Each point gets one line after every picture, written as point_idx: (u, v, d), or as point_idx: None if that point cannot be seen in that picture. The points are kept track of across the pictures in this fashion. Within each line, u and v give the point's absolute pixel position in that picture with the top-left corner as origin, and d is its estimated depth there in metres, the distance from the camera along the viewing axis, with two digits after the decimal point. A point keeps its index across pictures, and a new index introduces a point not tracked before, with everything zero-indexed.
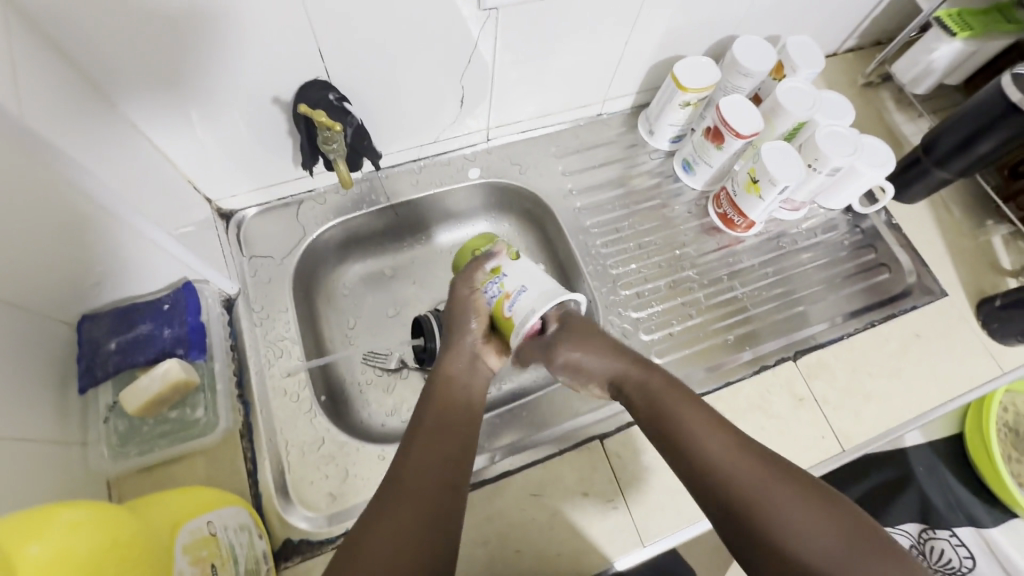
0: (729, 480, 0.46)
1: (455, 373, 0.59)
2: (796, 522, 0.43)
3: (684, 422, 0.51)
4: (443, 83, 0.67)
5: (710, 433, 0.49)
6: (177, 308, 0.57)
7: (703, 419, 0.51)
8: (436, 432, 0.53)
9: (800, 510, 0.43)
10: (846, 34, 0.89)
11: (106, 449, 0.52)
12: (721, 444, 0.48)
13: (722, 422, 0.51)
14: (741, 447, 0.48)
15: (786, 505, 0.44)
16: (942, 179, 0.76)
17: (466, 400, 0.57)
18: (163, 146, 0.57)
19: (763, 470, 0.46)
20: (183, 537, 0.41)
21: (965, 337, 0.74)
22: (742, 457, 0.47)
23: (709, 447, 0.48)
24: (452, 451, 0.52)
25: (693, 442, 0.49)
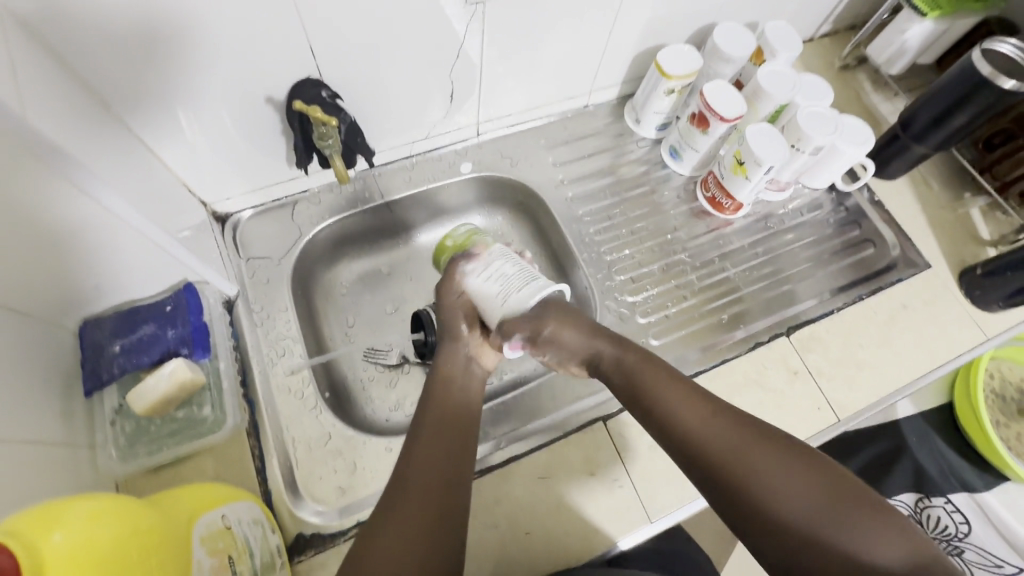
0: (708, 450, 0.48)
1: (452, 374, 0.59)
2: (772, 483, 0.44)
3: (663, 398, 0.52)
4: (433, 79, 0.68)
5: (686, 407, 0.51)
6: (179, 309, 0.57)
7: (683, 394, 0.52)
8: (439, 432, 0.53)
9: (773, 470, 0.45)
10: (821, 19, 0.91)
11: (115, 452, 0.53)
12: (695, 414, 0.50)
13: (696, 390, 0.52)
14: (712, 414, 0.50)
15: (762, 467, 0.45)
16: (920, 154, 0.78)
17: (467, 401, 0.58)
18: (158, 149, 0.57)
19: (741, 437, 0.47)
20: (200, 529, 0.42)
21: (950, 306, 0.76)
22: (723, 425, 0.49)
23: (687, 422, 0.50)
24: (455, 448, 0.53)
25: (671, 413, 0.51)
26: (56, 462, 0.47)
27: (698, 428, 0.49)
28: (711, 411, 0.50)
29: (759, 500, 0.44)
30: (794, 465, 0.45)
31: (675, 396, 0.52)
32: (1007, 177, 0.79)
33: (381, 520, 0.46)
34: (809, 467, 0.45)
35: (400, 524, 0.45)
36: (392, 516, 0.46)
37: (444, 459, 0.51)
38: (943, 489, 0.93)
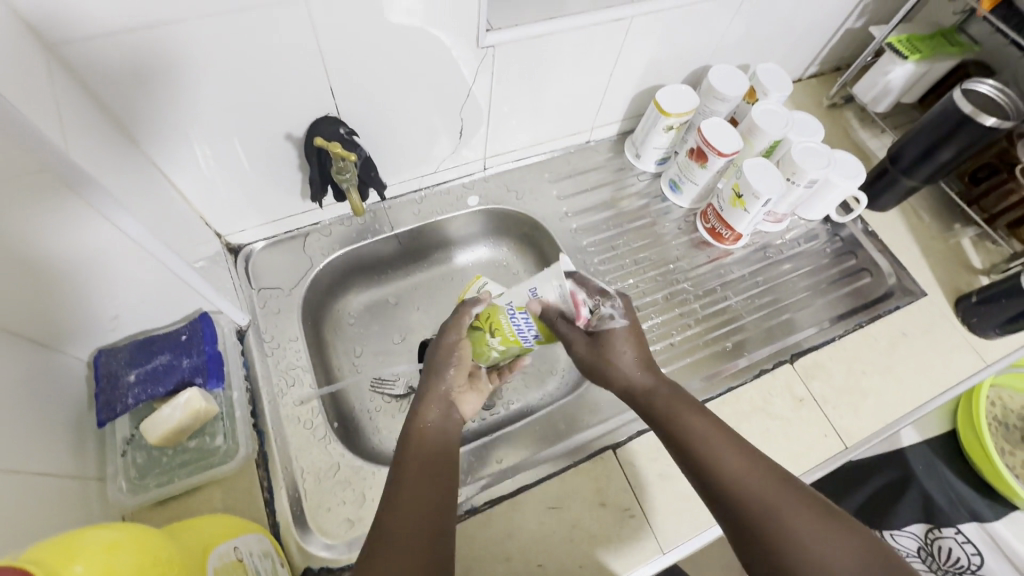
0: (755, 502, 0.46)
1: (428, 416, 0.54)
2: (815, 551, 0.43)
3: (712, 445, 0.50)
4: (443, 117, 0.70)
5: (728, 456, 0.49)
6: (194, 339, 0.58)
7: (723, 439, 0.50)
8: (420, 466, 0.49)
9: (819, 534, 0.44)
10: (809, 61, 0.96)
11: (124, 483, 0.52)
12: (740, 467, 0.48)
13: (735, 440, 0.51)
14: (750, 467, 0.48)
15: (799, 521, 0.44)
16: (910, 187, 0.81)
17: (440, 440, 0.52)
18: (176, 181, 0.59)
19: (789, 496, 0.46)
20: (214, 561, 0.41)
21: (948, 333, 0.78)
22: (762, 478, 0.47)
23: (736, 474, 0.48)
24: (435, 483, 0.48)
25: (717, 463, 0.49)
26: (66, 492, 0.46)
27: (748, 482, 0.47)
28: (760, 468, 0.48)
29: (799, 555, 0.43)
30: (841, 536, 0.44)
31: (724, 446, 0.50)
32: (994, 210, 0.81)
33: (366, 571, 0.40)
34: (849, 535, 0.44)
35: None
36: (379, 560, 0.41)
37: (423, 495, 0.46)
38: (953, 520, 0.92)
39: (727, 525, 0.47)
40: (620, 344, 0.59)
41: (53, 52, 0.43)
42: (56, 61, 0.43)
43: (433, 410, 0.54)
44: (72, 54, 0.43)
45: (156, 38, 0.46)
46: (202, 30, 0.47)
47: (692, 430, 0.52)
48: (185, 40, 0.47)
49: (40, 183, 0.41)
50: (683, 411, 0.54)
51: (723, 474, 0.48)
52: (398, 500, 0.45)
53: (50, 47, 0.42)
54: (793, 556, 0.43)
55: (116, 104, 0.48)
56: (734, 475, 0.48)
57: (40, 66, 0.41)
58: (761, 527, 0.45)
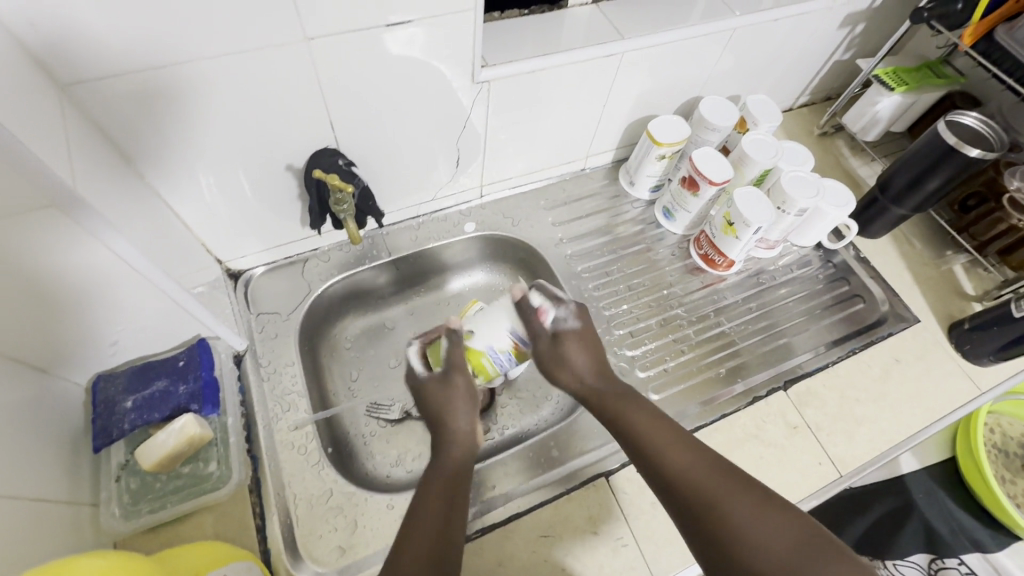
0: (688, 485, 0.47)
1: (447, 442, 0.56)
2: (748, 524, 0.43)
3: (651, 433, 0.52)
4: (440, 148, 0.72)
5: (672, 449, 0.50)
6: (191, 364, 0.59)
7: (671, 436, 0.52)
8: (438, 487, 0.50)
9: (754, 515, 0.44)
10: (799, 92, 0.99)
11: (118, 509, 0.52)
12: (683, 456, 0.49)
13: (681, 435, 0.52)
14: (694, 456, 0.49)
15: (734, 503, 0.45)
16: (899, 215, 0.83)
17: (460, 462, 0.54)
18: (179, 210, 0.61)
19: (721, 477, 0.47)
20: None
21: (942, 359, 0.78)
22: (702, 466, 0.48)
23: (674, 462, 0.49)
24: (453, 505, 0.49)
25: (655, 456, 0.50)
26: (58, 519, 0.47)
27: (685, 466, 0.48)
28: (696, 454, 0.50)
29: (732, 531, 0.43)
30: (770, 506, 0.44)
31: (661, 439, 0.51)
32: (983, 237, 0.82)
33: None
34: (776, 509, 0.44)
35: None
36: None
37: (437, 518, 0.47)
38: (956, 551, 0.91)
39: (674, 518, 0.47)
40: (575, 350, 0.60)
41: (66, 93, 0.45)
42: (69, 102, 0.45)
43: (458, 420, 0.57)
44: (84, 95, 0.46)
45: (166, 79, 0.48)
46: (208, 71, 0.50)
47: (634, 422, 0.54)
48: (190, 79, 0.50)
49: (48, 219, 0.42)
50: (627, 407, 0.55)
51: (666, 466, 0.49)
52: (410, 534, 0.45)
53: (63, 88, 0.45)
54: (721, 529, 0.44)
55: (126, 139, 0.51)
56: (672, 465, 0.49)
57: (53, 105, 0.43)
58: (700, 511, 0.45)
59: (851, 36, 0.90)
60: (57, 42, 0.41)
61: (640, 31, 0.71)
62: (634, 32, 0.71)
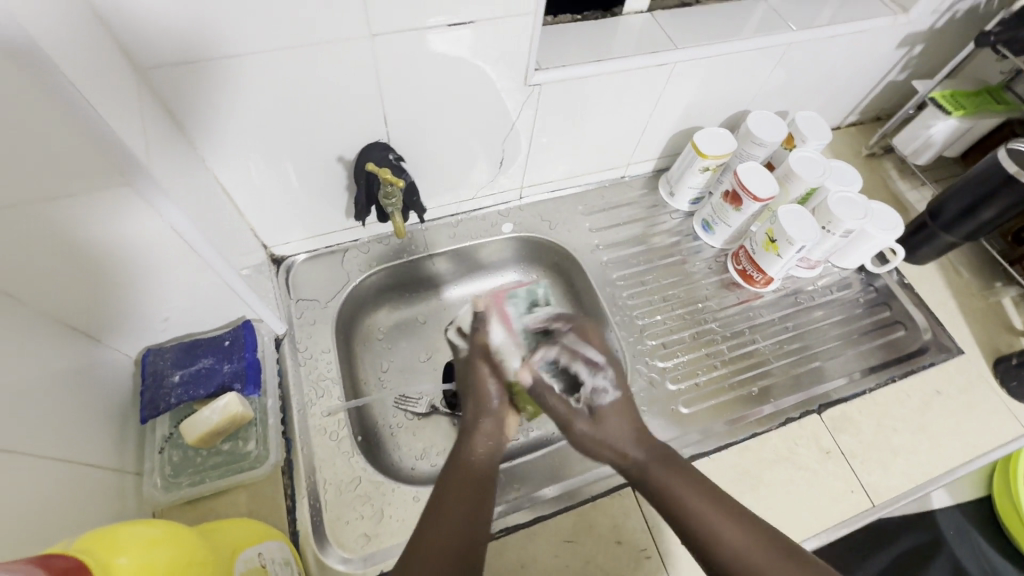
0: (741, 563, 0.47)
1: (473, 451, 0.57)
2: None
3: (690, 505, 0.51)
4: (485, 148, 0.72)
5: (720, 522, 0.50)
6: (236, 344, 0.60)
7: (709, 503, 0.51)
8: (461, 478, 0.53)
9: None
10: (849, 110, 0.97)
11: (160, 480, 0.54)
12: (732, 530, 0.49)
13: (723, 502, 0.51)
14: (740, 525, 0.49)
15: None
16: (949, 243, 0.80)
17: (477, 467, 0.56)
18: (233, 195, 0.63)
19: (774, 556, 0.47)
20: (240, 566, 0.42)
21: (986, 395, 0.75)
22: (753, 541, 0.48)
23: (724, 538, 0.48)
24: (473, 511, 0.50)
25: (705, 526, 0.50)
26: (104, 484, 0.48)
27: (733, 542, 0.48)
28: (740, 525, 0.49)
29: None
30: None
31: (702, 504, 0.51)
32: None
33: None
34: None
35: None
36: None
37: (460, 535, 0.47)
38: None
39: None
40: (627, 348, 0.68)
41: (142, 76, 0.47)
42: (143, 84, 0.47)
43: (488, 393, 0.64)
44: (158, 78, 0.47)
45: (233, 66, 0.50)
46: (273, 60, 0.51)
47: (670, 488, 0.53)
48: (257, 67, 0.51)
49: (117, 195, 0.44)
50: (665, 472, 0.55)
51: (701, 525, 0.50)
52: (428, 534, 0.47)
53: (140, 71, 0.46)
54: None
55: (192, 123, 0.53)
56: (709, 525, 0.50)
57: (130, 87, 0.45)
58: None
59: (907, 57, 0.88)
60: (140, 27, 0.43)
61: (694, 42, 0.71)
62: (686, 42, 0.71)
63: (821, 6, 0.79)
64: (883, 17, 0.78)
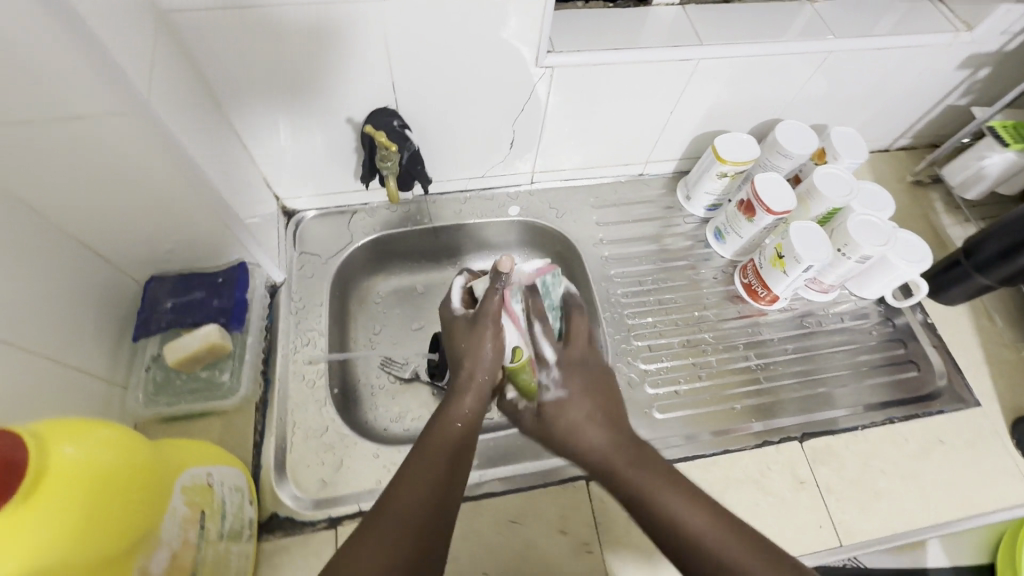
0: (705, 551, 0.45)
1: (457, 414, 0.54)
2: None
3: (651, 487, 0.49)
4: (497, 126, 0.73)
5: (686, 510, 0.47)
6: (228, 282, 0.64)
7: (674, 491, 0.49)
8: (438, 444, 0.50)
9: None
10: (899, 132, 0.90)
11: (142, 396, 0.58)
12: (701, 520, 0.46)
13: (690, 488, 0.49)
14: (710, 516, 0.46)
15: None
16: (982, 285, 0.74)
17: (462, 428, 0.53)
18: (248, 143, 0.66)
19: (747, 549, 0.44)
20: (186, 478, 0.45)
21: (996, 454, 0.70)
22: (722, 531, 0.45)
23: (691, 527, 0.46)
24: (443, 473, 0.48)
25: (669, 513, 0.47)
26: (87, 389, 0.53)
27: (701, 530, 0.46)
28: (709, 512, 0.47)
29: None
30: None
31: (671, 494, 0.48)
32: None
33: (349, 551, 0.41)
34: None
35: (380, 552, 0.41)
36: (372, 539, 0.42)
37: (425, 499, 0.45)
38: None
39: None
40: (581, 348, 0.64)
41: (164, 16, 0.50)
42: (164, 26, 0.50)
43: (482, 362, 0.57)
44: (177, 21, 0.50)
45: (249, 17, 0.52)
46: (287, 16, 0.53)
47: (627, 470, 0.51)
48: (272, 20, 0.53)
49: None
50: (622, 460, 0.53)
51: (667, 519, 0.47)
52: (387, 502, 0.45)
53: (163, 12, 0.50)
54: None
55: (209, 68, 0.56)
56: (675, 513, 0.47)
57: (148, 25, 0.48)
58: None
59: (971, 81, 0.81)
60: None
61: (722, 40, 0.68)
62: (716, 39, 0.68)
63: (875, 15, 0.74)
64: (943, 33, 0.72)
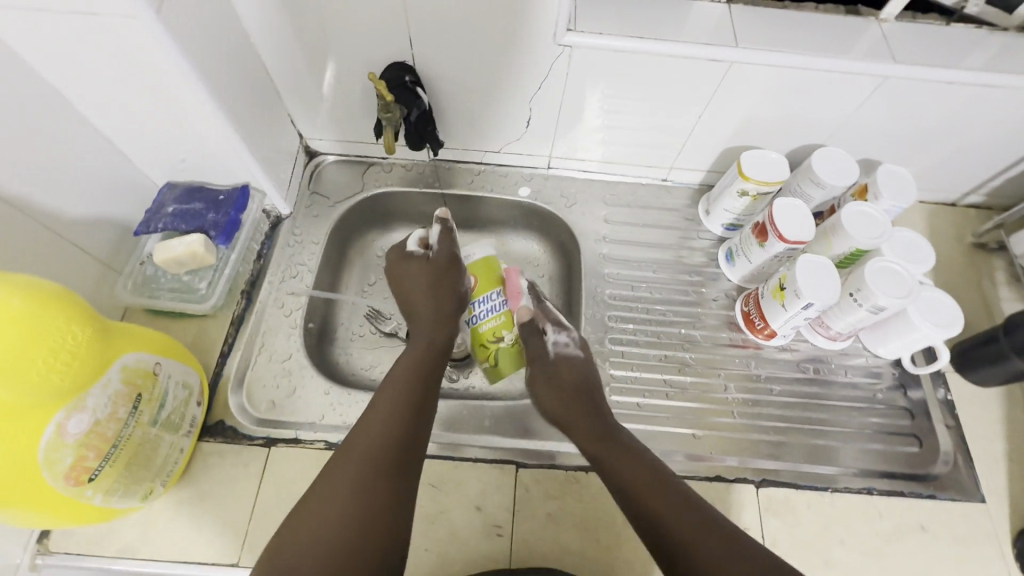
0: (642, 495, 0.50)
1: (414, 364, 0.59)
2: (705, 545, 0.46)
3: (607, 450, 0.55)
4: (516, 102, 0.72)
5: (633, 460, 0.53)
6: (227, 201, 0.67)
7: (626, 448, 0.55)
8: (396, 391, 0.55)
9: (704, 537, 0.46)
10: (969, 185, 0.80)
11: (131, 285, 0.65)
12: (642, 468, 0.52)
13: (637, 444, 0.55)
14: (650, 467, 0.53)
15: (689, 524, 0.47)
16: (1019, 370, 0.64)
17: (428, 374, 0.58)
18: (276, 77, 0.70)
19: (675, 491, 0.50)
20: (132, 360, 0.49)
21: (985, 560, 0.61)
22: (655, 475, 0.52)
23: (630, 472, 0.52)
24: (405, 420, 0.53)
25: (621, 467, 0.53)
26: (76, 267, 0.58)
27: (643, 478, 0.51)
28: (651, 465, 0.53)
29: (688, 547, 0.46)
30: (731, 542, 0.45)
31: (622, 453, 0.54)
32: None
33: (323, 494, 0.47)
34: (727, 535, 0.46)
35: (350, 488, 0.47)
36: (335, 479, 0.48)
37: (381, 446, 0.50)
38: None
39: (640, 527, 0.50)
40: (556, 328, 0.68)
41: None
42: None
43: (462, 290, 0.67)
44: None
45: None
46: None
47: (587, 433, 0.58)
48: None
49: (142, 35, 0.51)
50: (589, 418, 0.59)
51: (657, 513, 0.48)
52: (349, 444, 0.51)
53: None
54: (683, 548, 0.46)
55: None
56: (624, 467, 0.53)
57: None
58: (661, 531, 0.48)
59: None
60: None
61: (762, 45, 0.63)
62: (756, 44, 0.63)
63: (954, 45, 0.65)
64: None
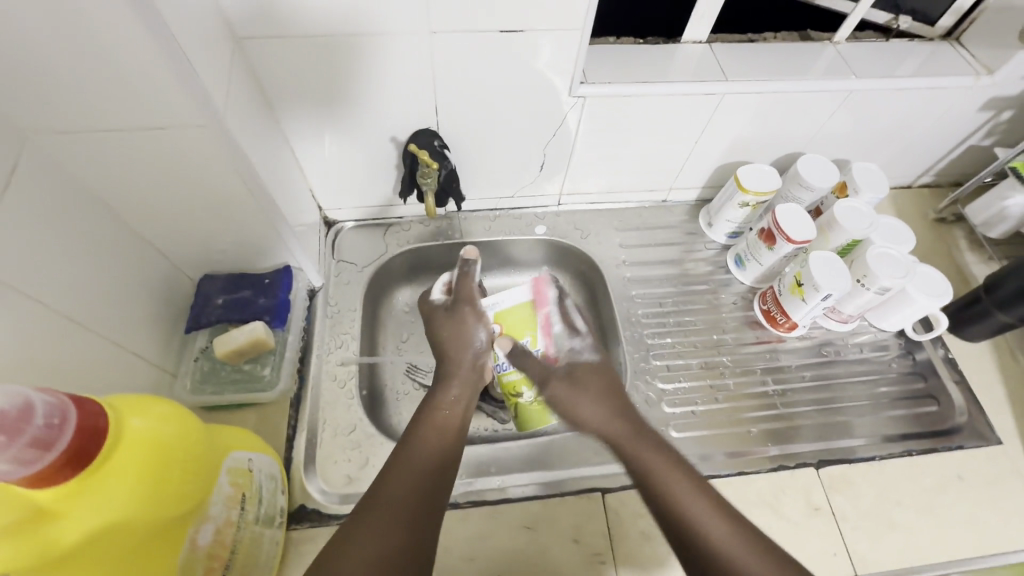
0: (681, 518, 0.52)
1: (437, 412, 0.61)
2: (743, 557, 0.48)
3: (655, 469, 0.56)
4: (530, 150, 0.77)
5: (687, 488, 0.53)
6: (274, 283, 0.69)
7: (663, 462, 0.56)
8: (424, 442, 0.57)
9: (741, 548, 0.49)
10: (921, 170, 0.92)
11: (189, 384, 0.64)
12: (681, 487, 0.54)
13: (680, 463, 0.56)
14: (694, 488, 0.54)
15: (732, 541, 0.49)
16: (1002, 323, 0.74)
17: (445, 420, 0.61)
18: (301, 157, 0.72)
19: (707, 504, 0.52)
20: (232, 461, 0.48)
21: (1018, 494, 0.69)
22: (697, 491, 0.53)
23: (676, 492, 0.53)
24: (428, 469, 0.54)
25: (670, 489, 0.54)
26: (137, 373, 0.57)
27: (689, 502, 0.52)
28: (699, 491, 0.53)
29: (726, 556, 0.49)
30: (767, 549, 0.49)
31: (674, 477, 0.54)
32: None
33: (349, 539, 0.47)
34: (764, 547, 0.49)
35: (380, 536, 0.47)
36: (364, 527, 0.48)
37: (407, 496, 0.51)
38: None
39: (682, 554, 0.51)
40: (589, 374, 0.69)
41: (237, 44, 0.56)
42: (237, 51, 0.56)
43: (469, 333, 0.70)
44: (250, 48, 0.57)
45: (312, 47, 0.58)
46: (346, 44, 0.58)
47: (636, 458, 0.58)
48: (333, 50, 0.59)
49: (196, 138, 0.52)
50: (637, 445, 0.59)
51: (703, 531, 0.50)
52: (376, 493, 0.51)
53: (237, 39, 0.56)
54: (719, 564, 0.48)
55: (270, 87, 0.61)
56: (671, 488, 0.54)
57: (226, 51, 0.53)
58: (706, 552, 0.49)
59: (994, 122, 0.83)
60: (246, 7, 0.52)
61: (745, 76, 0.72)
62: (741, 76, 0.72)
63: (897, 57, 0.76)
64: (964, 76, 0.75)
